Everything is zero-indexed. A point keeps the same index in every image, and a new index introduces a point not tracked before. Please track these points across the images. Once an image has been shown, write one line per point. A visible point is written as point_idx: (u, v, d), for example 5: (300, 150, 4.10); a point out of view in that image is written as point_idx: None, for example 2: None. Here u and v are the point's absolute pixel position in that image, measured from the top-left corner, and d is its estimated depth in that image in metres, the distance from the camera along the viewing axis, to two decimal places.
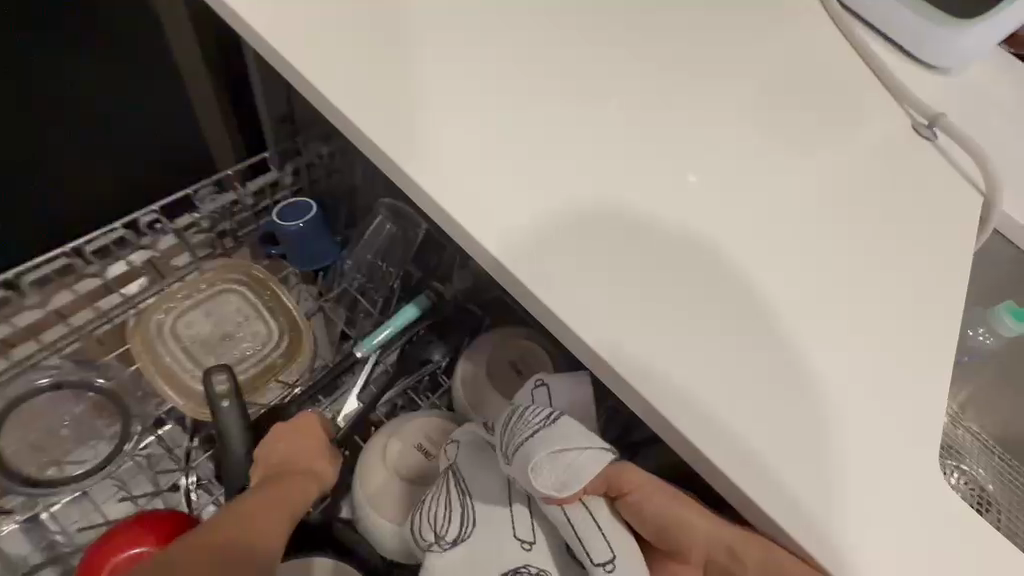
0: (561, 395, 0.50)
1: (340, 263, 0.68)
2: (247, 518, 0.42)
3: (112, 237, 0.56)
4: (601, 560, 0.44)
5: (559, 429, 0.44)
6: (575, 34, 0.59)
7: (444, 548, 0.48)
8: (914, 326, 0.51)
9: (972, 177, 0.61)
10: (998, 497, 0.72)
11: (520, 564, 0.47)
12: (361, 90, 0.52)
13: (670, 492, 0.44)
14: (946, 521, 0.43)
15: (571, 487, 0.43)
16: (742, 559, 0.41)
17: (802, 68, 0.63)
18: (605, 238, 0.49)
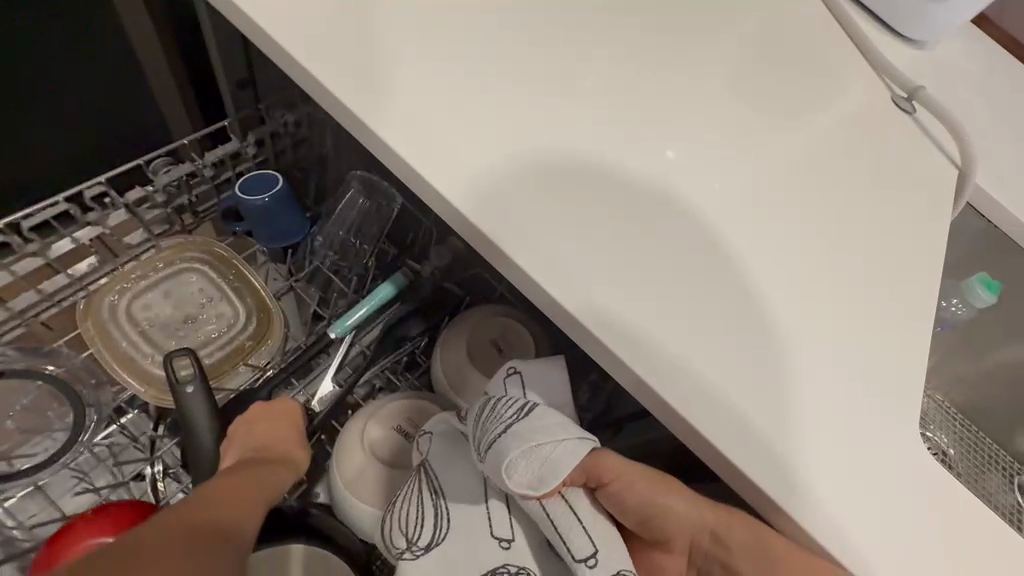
0: (535, 381, 0.49)
1: (310, 239, 0.65)
2: (224, 500, 0.39)
3: (54, 212, 0.49)
4: (582, 556, 0.43)
5: (532, 423, 0.43)
6: (558, 2, 0.57)
7: (416, 554, 0.46)
8: (891, 297, 0.52)
9: (948, 150, 0.62)
10: (957, 460, 0.76)
11: (499, 564, 0.45)
12: (333, 54, 0.48)
13: (651, 477, 0.43)
14: (919, 485, 0.45)
15: (547, 484, 0.42)
16: (726, 541, 0.42)
17: (786, 42, 0.63)
18: (592, 213, 0.48)
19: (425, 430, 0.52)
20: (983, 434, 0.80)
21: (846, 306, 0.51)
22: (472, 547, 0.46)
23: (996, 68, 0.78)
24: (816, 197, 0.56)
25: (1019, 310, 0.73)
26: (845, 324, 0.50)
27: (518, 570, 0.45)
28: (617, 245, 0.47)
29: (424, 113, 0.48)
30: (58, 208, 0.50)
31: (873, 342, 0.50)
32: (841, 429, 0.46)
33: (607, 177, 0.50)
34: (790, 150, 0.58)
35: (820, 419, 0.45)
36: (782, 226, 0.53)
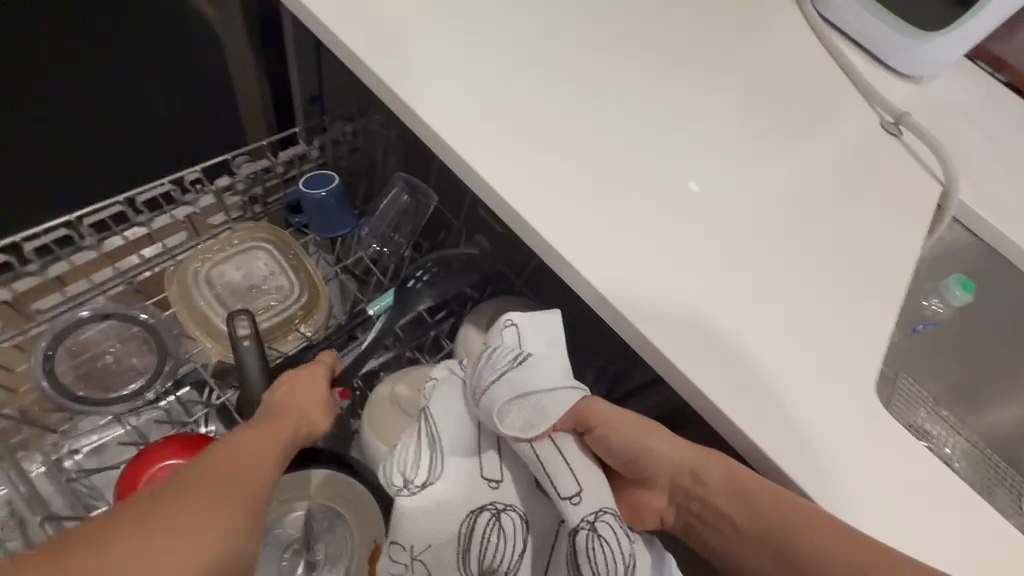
0: (534, 332, 0.51)
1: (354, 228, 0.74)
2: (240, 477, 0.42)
3: (160, 191, 0.61)
4: (567, 494, 0.47)
5: (523, 373, 0.49)
6: (584, 34, 0.67)
7: (412, 491, 0.51)
8: (869, 291, 0.58)
9: (932, 169, 0.69)
10: (970, 475, 0.75)
11: (488, 501, 0.51)
12: (401, 68, 0.59)
13: (636, 422, 0.49)
14: (893, 448, 0.50)
15: (536, 427, 0.48)
16: (704, 479, 0.47)
17: (785, 74, 0.72)
18: (608, 204, 0.57)
19: (430, 377, 0.55)
20: (994, 456, 0.79)
21: (828, 296, 0.57)
22: (466, 487, 0.52)
23: (990, 101, 0.83)
24: (802, 203, 0.63)
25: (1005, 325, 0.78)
26: (826, 309, 0.56)
27: (504, 507, 0.52)
28: (620, 232, 0.55)
29: (464, 118, 0.58)
30: (165, 189, 0.61)
31: (849, 328, 0.56)
32: (819, 399, 0.51)
33: (614, 175, 0.58)
34: (782, 162, 0.65)
35: (801, 390, 0.51)
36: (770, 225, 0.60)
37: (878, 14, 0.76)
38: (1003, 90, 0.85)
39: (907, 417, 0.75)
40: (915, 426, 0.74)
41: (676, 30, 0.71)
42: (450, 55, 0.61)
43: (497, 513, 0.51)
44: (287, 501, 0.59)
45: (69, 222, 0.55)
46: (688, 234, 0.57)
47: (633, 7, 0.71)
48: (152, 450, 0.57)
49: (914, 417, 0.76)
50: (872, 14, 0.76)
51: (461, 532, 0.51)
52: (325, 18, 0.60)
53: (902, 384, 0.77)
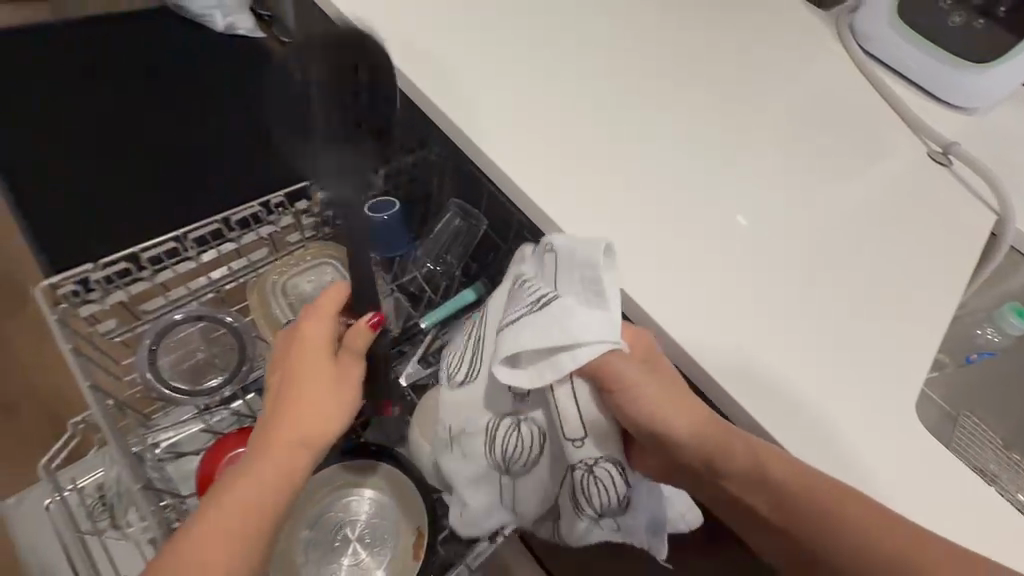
0: (568, 268, 0.50)
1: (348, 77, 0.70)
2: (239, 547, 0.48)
3: (249, 213, 0.69)
4: (572, 436, 0.50)
5: (545, 317, 0.49)
6: (632, 70, 0.73)
7: (453, 386, 0.57)
8: (880, 291, 0.60)
9: (985, 198, 0.68)
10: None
11: (511, 411, 0.55)
12: (460, 101, 0.66)
13: (656, 390, 0.48)
14: (940, 478, 0.50)
15: (542, 378, 0.49)
16: (719, 466, 0.46)
17: (827, 106, 0.74)
18: (649, 226, 0.60)
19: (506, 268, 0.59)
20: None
21: (872, 320, 0.58)
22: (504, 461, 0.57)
23: (1019, 110, 0.82)
24: (811, 211, 0.64)
25: None
26: (868, 331, 0.57)
27: (524, 417, 0.54)
28: (623, 232, 0.59)
29: (486, 132, 0.64)
30: (253, 210, 0.70)
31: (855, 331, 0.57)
32: (827, 398, 0.52)
33: (619, 179, 0.63)
34: (787, 173, 0.67)
35: (840, 411, 0.52)
36: (779, 232, 0.62)
37: (925, 46, 0.77)
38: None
39: (972, 459, 0.73)
40: (981, 467, 0.72)
41: (678, 53, 0.76)
42: (506, 90, 0.68)
43: (519, 421, 0.55)
44: (338, 483, 0.64)
45: (177, 236, 0.64)
46: (692, 234, 0.60)
47: (634, 30, 0.77)
48: (230, 440, 0.64)
49: (985, 461, 0.73)
50: (920, 46, 0.77)
51: (488, 429, 0.55)
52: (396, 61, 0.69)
53: (966, 424, 0.75)
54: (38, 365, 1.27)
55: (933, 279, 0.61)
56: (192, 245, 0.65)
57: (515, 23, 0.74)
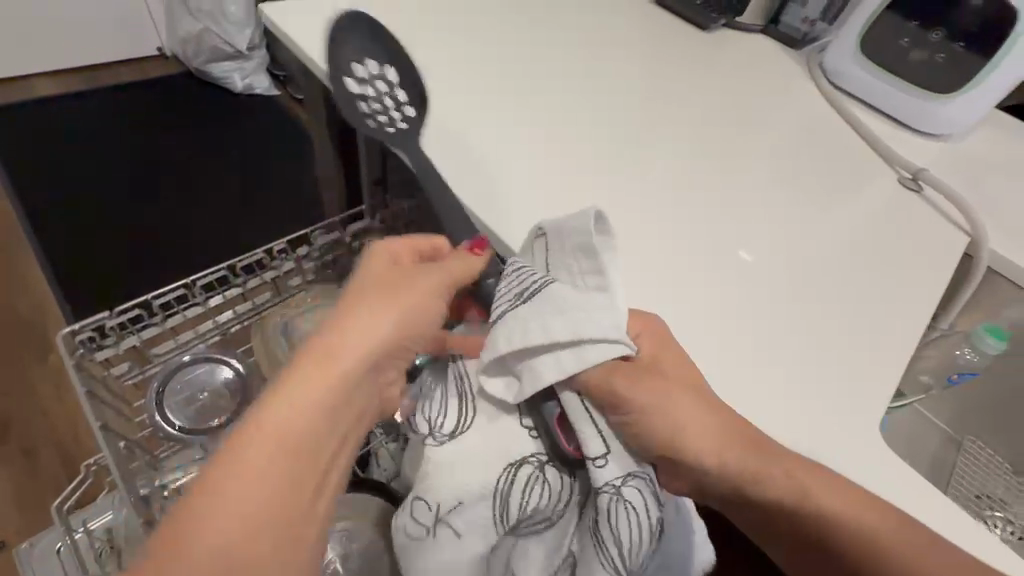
0: (560, 246, 0.52)
1: (389, 100, 0.70)
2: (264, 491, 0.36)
3: (255, 259, 0.74)
4: (593, 455, 0.46)
5: (526, 313, 0.47)
6: (606, 117, 0.78)
7: (438, 440, 0.50)
8: (850, 311, 0.61)
9: (956, 222, 0.70)
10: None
11: (524, 455, 0.50)
12: (444, 147, 0.70)
13: (688, 403, 0.47)
14: (919, 501, 0.51)
15: (526, 387, 0.47)
16: (751, 481, 0.46)
17: (795, 142, 0.78)
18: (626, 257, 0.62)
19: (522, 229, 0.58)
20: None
21: (844, 344, 0.59)
22: (526, 506, 0.50)
23: (987, 134, 0.85)
24: (784, 238, 0.67)
25: None
26: (840, 354, 0.58)
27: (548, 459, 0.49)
28: None
29: (468, 175, 0.68)
30: (258, 256, 0.74)
31: (829, 357, 0.58)
32: (799, 419, 0.54)
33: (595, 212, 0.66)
34: (758, 202, 0.70)
35: (812, 435, 0.53)
36: (751, 258, 0.65)
37: (888, 80, 0.80)
38: (999, 121, 0.88)
39: (975, 486, 0.74)
40: (987, 493, 0.73)
41: (650, 100, 0.81)
42: (487, 135, 0.72)
43: (542, 464, 0.49)
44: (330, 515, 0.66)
45: (187, 283, 0.68)
46: (667, 261, 0.63)
47: (606, 81, 0.83)
48: None
49: (983, 483, 0.75)
50: (884, 82, 0.81)
51: (498, 488, 0.49)
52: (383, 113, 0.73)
53: (967, 449, 0.78)
54: (61, 410, 1.32)
55: (905, 302, 0.63)
56: (200, 291, 0.69)
57: (495, 77, 0.80)
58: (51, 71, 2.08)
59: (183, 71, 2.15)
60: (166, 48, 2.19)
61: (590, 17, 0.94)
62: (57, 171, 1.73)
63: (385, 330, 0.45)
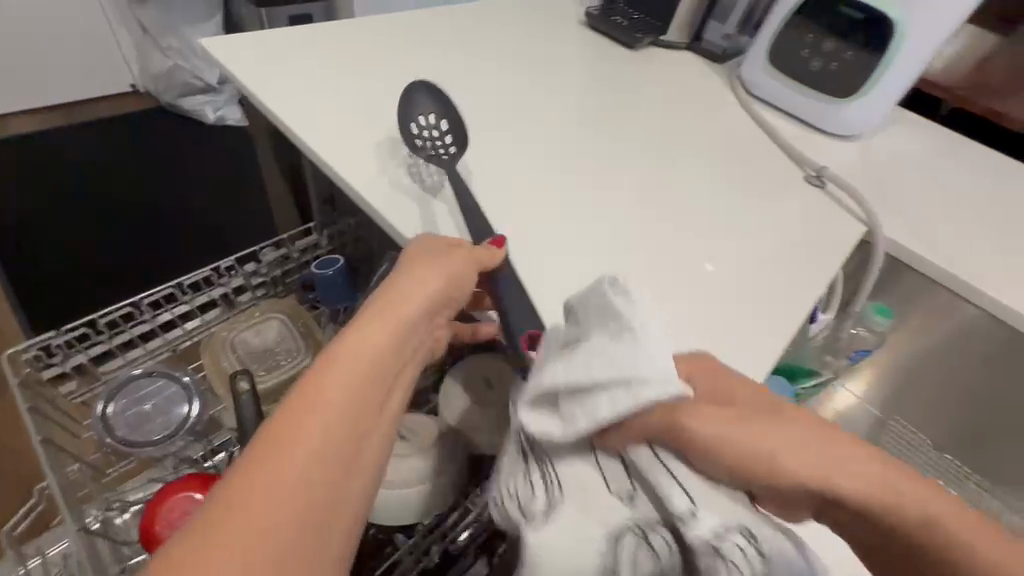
0: (587, 306, 0.44)
1: (439, 140, 0.76)
2: (325, 420, 0.37)
3: (202, 277, 0.77)
4: (681, 511, 0.39)
5: (568, 362, 0.42)
6: (534, 134, 0.84)
7: (537, 521, 0.44)
8: (765, 298, 0.65)
9: (856, 212, 0.76)
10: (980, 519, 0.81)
11: (624, 522, 0.42)
12: (380, 165, 0.75)
13: (779, 432, 0.39)
14: None
15: (577, 427, 0.41)
16: (884, 510, 0.37)
17: (708, 149, 0.85)
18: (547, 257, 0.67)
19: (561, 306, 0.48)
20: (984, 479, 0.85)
21: (750, 324, 0.63)
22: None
23: (891, 133, 0.92)
24: (699, 236, 0.72)
25: (979, 377, 0.80)
26: (748, 335, 0.62)
27: (650, 527, 0.41)
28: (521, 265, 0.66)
29: (401, 188, 0.73)
30: (205, 274, 0.77)
31: (738, 339, 0.61)
32: None
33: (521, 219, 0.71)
34: (674, 205, 0.76)
35: None
36: (669, 256, 0.69)
37: (794, 87, 0.87)
38: (903, 123, 0.95)
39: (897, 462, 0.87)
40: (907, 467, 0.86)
41: (576, 118, 0.88)
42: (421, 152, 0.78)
43: (647, 535, 0.41)
44: None
45: (132, 301, 0.71)
46: (588, 263, 0.67)
47: (536, 103, 0.90)
48: (170, 486, 0.64)
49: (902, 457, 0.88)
50: (789, 89, 0.88)
51: (605, 566, 0.42)
52: (323, 135, 0.78)
53: (892, 427, 0.90)
54: (22, 443, 1.32)
55: (807, 286, 0.67)
56: (145, 309, 0.72)
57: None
58: (28, 110, 2.14)
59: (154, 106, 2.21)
60: (139, 85, 2.25)
61: (525, 45, 1.01)
62: (45, 199, 1.80)
63: (428, 288, 0.49)
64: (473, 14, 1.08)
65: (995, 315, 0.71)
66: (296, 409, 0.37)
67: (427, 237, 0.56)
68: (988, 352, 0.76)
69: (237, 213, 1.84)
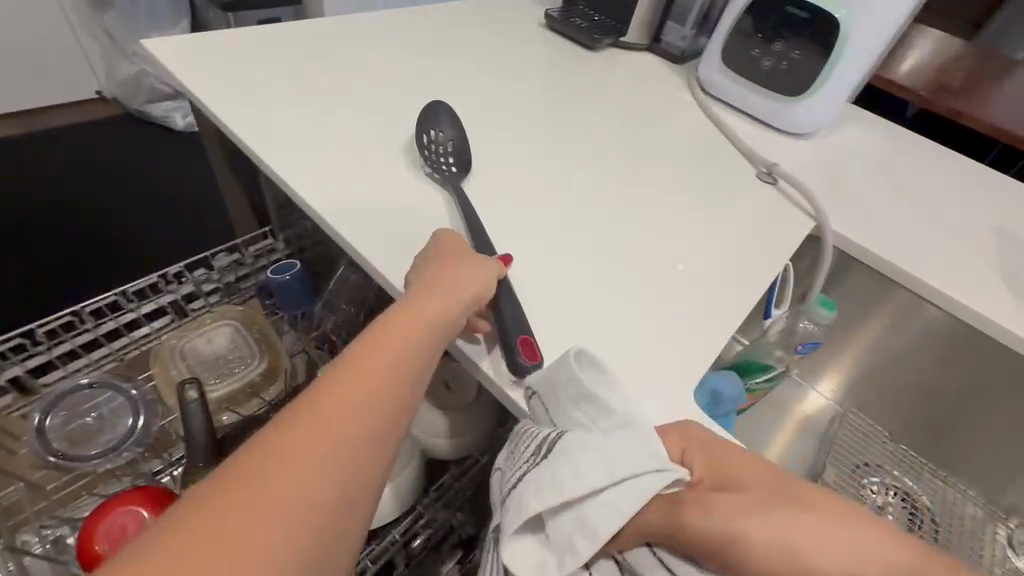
0: (556, 399, 0.49)
1: (442, 158, 0.76)
2: (381, 369, 0.42)
3: (148, 284, 0.75)
4: None
5: (555, 465, 0.44)
6: (492, 133, 0.84)
7: None
8: (715, 292, 0.66)
9: (804, 208, 0.78)
10: (939, 514, 0.80)
11: None
12: (334, 165, 0.75)
13: (777, 516, 0.39)
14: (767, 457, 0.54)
15: (569, 534, 0.42)
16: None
17: (664, 147, 0.86)
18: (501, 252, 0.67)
19: (528, 391, 0.53)
20: (943, 472, 0.85)
21: (699, 316, 0.64)
22: None
23: (843, 129, 0.94)
24: (652, 234, 0.72)
25: (935, 371, 0.80)
26: (698, 325, 0.63)
27: None
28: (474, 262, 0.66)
29: (354, 187, 0.72)
30: (151, 281, 0.75)
31: (687, 330, 0.62)
32: (656, 388, 0.56)
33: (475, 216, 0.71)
34: (629, 201, 0.77)
35: (667, 398, 0.55)
36: (623, 250, 0.70)
37: (746, 86, 0.89)
38: (854, 119, 0.98)
39: (857, 455, 0.86)
40: (866, 461, 0.85)
41: (534, 116, 0.89)
42: (376, 153, 0.77)
43: None
44: None
45: (72, 310, 0.69)
46: (542, 258, 0.67)
47: (493, 103, 0.90)
48: (112, 501, 0.62)
49: (858, 454, 0.86)
50: (742, 88, 0.90)
51: None
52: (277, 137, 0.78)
53: (851, 420, 0.91)
54: None
55: (757, 281, 0.68)
56: (86, 318, 0.69)
57: (388, 107, 0.86)
58: None
59: (122, 112, 2.17)
60: (106, 91, 2.21)
61: (485, 47, 1.02)
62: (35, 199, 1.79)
63: (465, 276, 0.54)
64: (434, 15, 1.08)
65: (953, 315, 0.72)
66: (357, 359, 0.42)
67: (449, 229, 0.61)
68: (943, 345, 0.78)
69: (207, 218, 1.81)
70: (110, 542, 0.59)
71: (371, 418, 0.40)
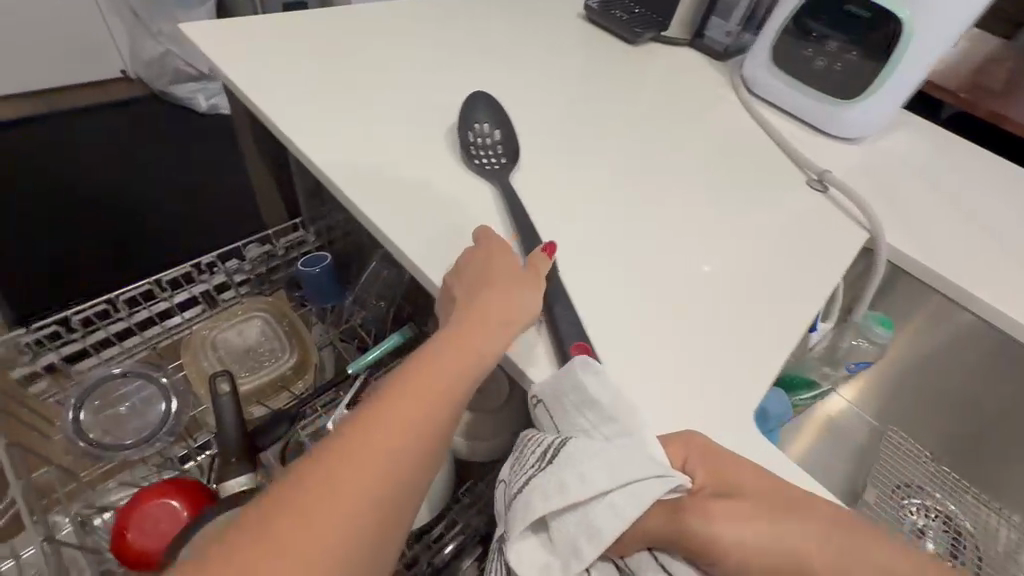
0: (561, 404, 0.48)
1: (489, 151, 0.74)
2: (428, 388, 0.44)
3: (181, 273, 0.74)
4: None
5: (559, 471, 0.42)
6: (530, 127, 0.82)
7: None
8: (764, 301, 0.64)
9: (855, 217, 0.74)
10: (982, 539, 0.76)
11: None
12: (370, 156, 0.73)
13: (773, 522, 0.39)
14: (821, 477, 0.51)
15: (576, 539, 0.41)
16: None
17: (707, 147, 0.83)
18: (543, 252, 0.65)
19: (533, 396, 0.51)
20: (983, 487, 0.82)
21: (748, 326, 0.61)
22: None
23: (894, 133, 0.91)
24: (696, 238, 0.70)
25: (976, 382, 0.78)
26: (746, 336, 0.60)
27: None
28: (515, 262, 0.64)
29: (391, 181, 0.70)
30: (184, 270, 0.74)
31: (736, 341, 0.59)
32: (704, 399, 0.54)
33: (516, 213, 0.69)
34: (672, 202, 0.74)
35: (717, 412, 0.53)
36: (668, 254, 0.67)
37: (794, 87, 0.85)
38: (905, 122, 0.94)
39: (897, 476, 0.80)
40: (907, 482, 0.79)
41: (574, 111, 0.86)
42: (413, 144, 0.75)
43: None
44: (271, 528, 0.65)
45: (108, 299, 0.68)
46: (584, 259, 0.65)
47: (529, 97, 0.87)
48: (144, 492, 0.62)
49: (897, 473, 0.80)
50: (790, 89, 0.86)
51: None
52: (313, 126, 0.76)
53: (890, 439, 0.86)
54: None
55: (808, 290, 0.65)
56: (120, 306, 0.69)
57: (425, 97, 0.84)
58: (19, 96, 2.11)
59: (146, 94, 2.17)
60: (130, 72, 2.21)
61: (521, 37, 0.99)
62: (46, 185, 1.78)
63: (513, 289, 0.53)
64: (469, 4, 1.05)
65: (987, 321, 0.69)
66: (407, 378, 0.44)
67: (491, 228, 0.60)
68: (983, 354, 0.75)
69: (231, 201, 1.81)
70: (141, 531, 0.59)
71: (416, 436, 0.41)
